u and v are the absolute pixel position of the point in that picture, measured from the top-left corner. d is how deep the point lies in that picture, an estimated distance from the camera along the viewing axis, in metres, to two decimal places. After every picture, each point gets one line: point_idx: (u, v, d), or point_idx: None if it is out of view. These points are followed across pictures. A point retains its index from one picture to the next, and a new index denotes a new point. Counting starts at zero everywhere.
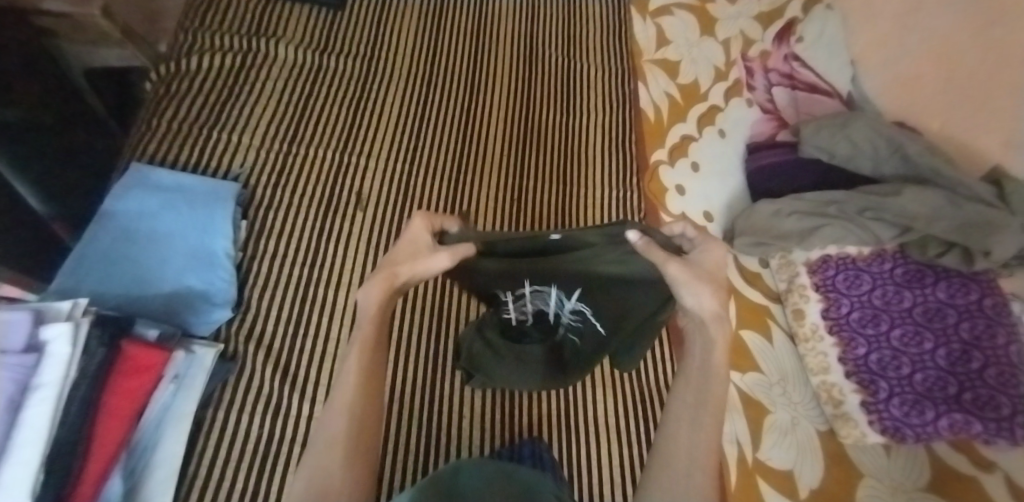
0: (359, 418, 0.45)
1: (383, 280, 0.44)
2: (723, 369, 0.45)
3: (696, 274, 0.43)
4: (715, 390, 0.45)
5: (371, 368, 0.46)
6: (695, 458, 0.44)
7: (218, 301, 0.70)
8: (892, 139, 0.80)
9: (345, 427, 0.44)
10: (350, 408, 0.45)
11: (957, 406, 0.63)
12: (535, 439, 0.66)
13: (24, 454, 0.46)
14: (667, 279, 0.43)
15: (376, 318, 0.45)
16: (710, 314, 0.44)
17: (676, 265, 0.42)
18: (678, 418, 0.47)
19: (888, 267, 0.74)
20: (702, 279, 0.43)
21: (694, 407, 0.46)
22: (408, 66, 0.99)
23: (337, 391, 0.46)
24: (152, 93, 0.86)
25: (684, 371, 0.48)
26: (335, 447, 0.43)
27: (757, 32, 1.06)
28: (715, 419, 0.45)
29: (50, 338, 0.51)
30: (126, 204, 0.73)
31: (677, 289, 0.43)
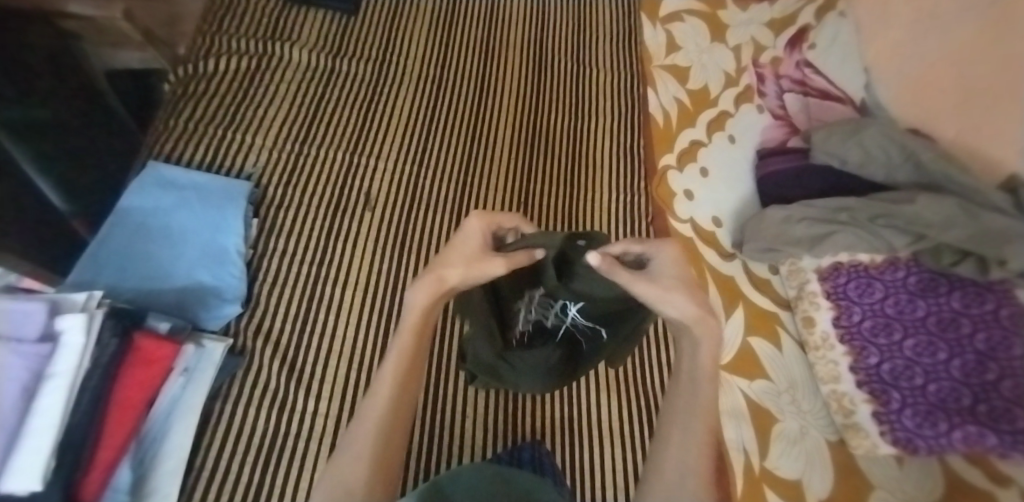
0: (387, 429, 0.47)
1: (432, 284, 0.46)
2: (710, 370, 0.47)
3: (662, 288, 0.44)
4: (703, 392, 0.48)
5: (404, 378, 0.48)
6: (688, 461, 0.46)
7: (228, 297, 0.71)
8: (905, 146, 0.79)
9: (374, 439, 0.46)
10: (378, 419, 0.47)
11: (972, 419, 0.61)
12: (536, 442, 0.64)
13: (35, 441, 0.47)
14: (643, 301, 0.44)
15: (416, 327, 0.47)
16: (693, 318, 0.45)
17: (641, 287, 0.43)
18: (671, 422, 0.49)
19: (902, 275, 0.72)
20: (670, 289, 0.44)
21: (684, 411, 0.48)
22: (418, 69, 1.01)
23: (369, 399, 0.48)
24: (170, 94, 0.89)
25: (676, 373, 0.50)
26: (360, 456, 0.46)
27: (768, 39, 1.06)
28: (706, 421, 0.48)
29: (65, 328, 0.52)
30: (143, 201, 0.75)
31: (657, 306, 0.44)
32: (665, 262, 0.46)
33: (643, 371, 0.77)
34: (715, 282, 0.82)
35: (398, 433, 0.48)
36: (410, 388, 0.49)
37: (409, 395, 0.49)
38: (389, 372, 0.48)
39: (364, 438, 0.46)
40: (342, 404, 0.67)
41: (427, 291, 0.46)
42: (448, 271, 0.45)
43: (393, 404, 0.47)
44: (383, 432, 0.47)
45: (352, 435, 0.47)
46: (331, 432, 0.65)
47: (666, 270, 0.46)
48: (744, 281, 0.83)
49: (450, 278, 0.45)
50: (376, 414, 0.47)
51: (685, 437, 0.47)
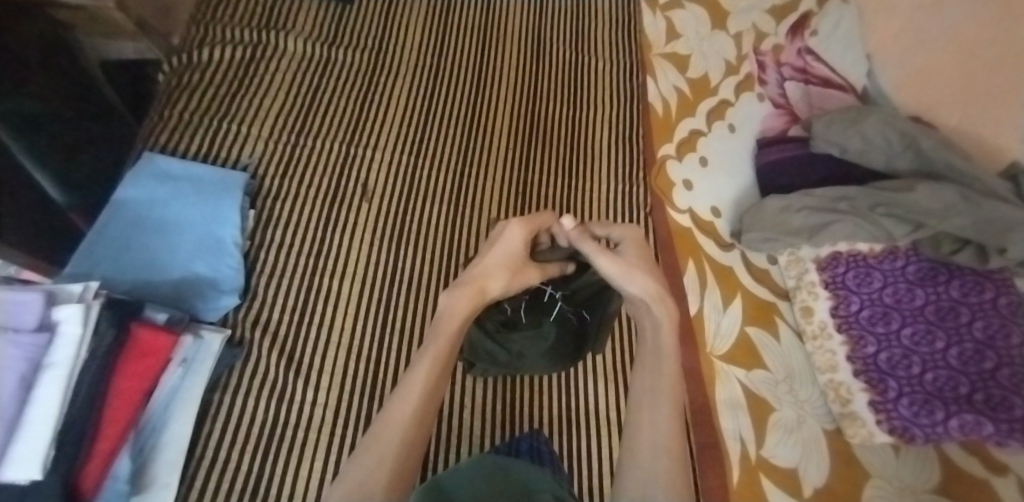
0: (408, 429, 0.46)
1: (472, 291, 0.54)
2: (672, 350, 0.52)
3: (625, 264, 0.55)
4: (669, 371, 0.51)
5: (431, 385, 0.49)
6: (662, 437, 0.47)
7: (226, 288, 0.71)
8: (906, 133, 0.77)
9: (394, 436, 0.45)
10: (399, 418, 0.46)
11: (968, 407, 0.61)
12: (534, 432, 0.64)
13: (35, 432, 0.47)
14: (605, 272, 0.56)
15: (449, 336, 0.51)
16: (651, 296, 0.54)
17: (605, 259, 0.55)
18: (641, 404, 0.50)
19: (900, 265, 0.72)
20: (630, 266, 0.55)
21: (652, 392, 0.50)
22: (415, 59, 1.00)
23: (392, 402, 0.48)
24: (164, 85, 0.88)
25: (640, 358, 0.54)
26: (384, 459, 0.44)
27: (770, 26, 1.05)
28: (672, 401, 0.49)
29: (62, 318, 0.52)
30: (138, 192, 0.75)
31: (616, 280, 0.55)
32: (629, 245, 0.58)
33: (613, 350, 0.77)
34: (711, 273, 0.82)
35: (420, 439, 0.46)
36: (434, 398, 0.49)
37: (433, 401, 0.49)
38: (416, 375, 0.49)
39: (386, 436, 0.45)
40: (341, 395, 0.68)
41: (467, 297, 0.53)
42: (491, 282, 0.54)
43: (418, 405, 0.47)
44: (406, 432, 0.46)
45: (371, 436, 0.46)
46: (330, 422, 0.65)
47: (631, 252, 0.57)
48: (741, 271, 0.83)
49: (489, 288, 0.54)
50: (399, 415, 0.47)
51: (655, 416, 0.48)
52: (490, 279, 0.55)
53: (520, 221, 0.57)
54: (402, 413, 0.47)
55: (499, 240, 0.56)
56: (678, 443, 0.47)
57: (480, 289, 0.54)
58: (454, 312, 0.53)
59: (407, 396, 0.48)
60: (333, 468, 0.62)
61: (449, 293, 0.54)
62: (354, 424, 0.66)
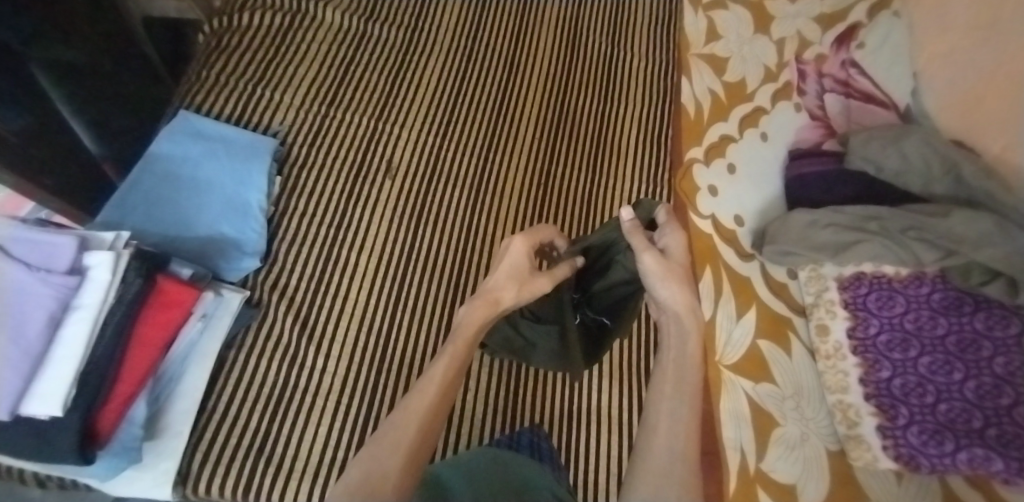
0: (421, 421, 0.45)
1: (486, 305, 0.54)
2: (696, 361, 0.51)
3: (664, 267, 0.55)
4: (691, 380, 0.50)
5: (449, 378, 0.48)
6: (679, 446, 0.46)
7: (248, 251, 0.73)
8: (947, 157, 0.76)
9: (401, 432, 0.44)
10: (413, 413, 0.45)
11: (980, 441, 0.60)
12: (534, 427, 0.64)
13: (59, 369, 0.49)
14: (642, 266, 0.56)
15: (467, 340, 0.51)
16: (683, 306, 0.54)
17: (648, 255, 0.55)
18: (659, 411, 0.49)
19: (925, 291, 0.70)
20: (669, 270, 0.55)
21: (672, 399, 0.49)
22: (449, 39, 1.00)
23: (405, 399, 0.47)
24: (204, 45, 0.90)
25: (661, 365, 0.53)
26: (398, 449, 0.42)
27: (815, 34, 1.02)
28: (692, 412, 0.48)
29: (93, 264, 0.54)
30: (171, 149, 0.77)
31: (654, 281, 0.56)
32: (675, 243, 0.58)
33: (627, 346, 0.77)
34: (728, 281, 0.81)
35: (431, 436, 0.45)
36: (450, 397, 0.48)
37: (444, 401, 0.47)
38: (433, 373, 0.49)
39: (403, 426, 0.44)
40: (350, 365, 0.69)
41: (482, 308, 0.54)
42: (503, 293, 0.55)
43: (432, 399, 0.46)
44: (421, 423, 0.45)
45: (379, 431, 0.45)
46: (337, 390, 0.67)
47: (673, 253, 0.57)
48: (759, 284, 0.82)
49: (503, 299, 0.54)
50: (417, 408, 0.46)
51: (674, 424, 0.47)
52: (504, 291, 0.55)
53: (523, 237, 0.57)
54: (413, 408, 0.46)
55: (506, 254, 0.56)
56: (696, 456, 0.46)
57: (495, 301, 0.54)
58: (471, 322, 0.53)
59: (419, 397, 0.47)
60: (337, 434, 0.64)
61: (466, 305, 0.54)
62: (359, 395, 0.67)
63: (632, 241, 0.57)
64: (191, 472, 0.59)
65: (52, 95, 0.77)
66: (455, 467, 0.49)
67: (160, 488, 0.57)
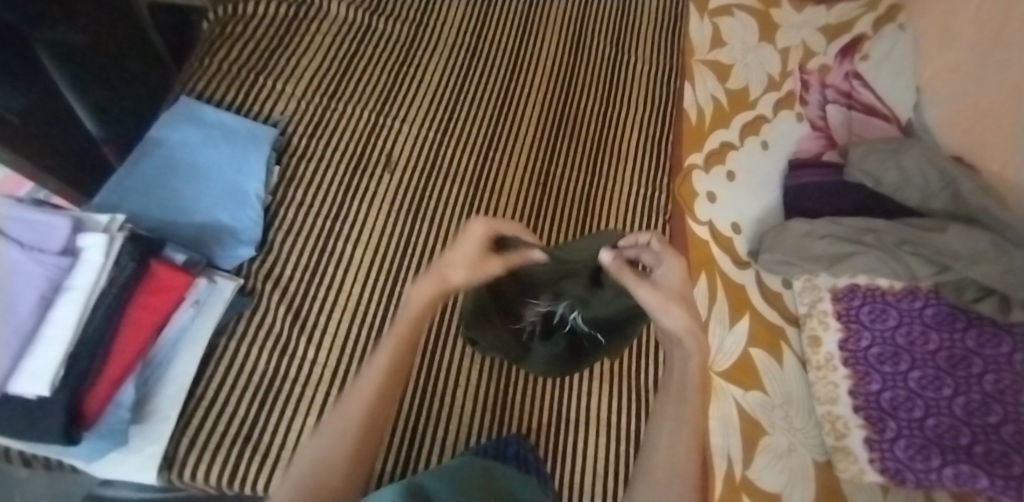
0: (369, 418, 0.46)
1: (434, 285, 0.43)
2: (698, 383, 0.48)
3: (664, 296, 0.45)
4: (693, 403, 0.49)
5: (395, 362, 0.47)
6: (677, 467, 0.48)
7: (243, 239, 0.73)
8: (945, 173, 0.76)
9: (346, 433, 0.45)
10: (357, 411, 0.45)
11: (966, 458, 0.60)
12: (521, 438, 0.64)
13: (48, 350, 0.50)
14: (638, 302, 0.45)
15: (411, 323, 0.45)
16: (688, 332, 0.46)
17: (645, 289, 0.45)
18: (660, 429, 0.50)
19: (919, 306, 0.71)
20: (668, 297, 0.45)
21: (674, 420, 0.49)
22: (454, 36, 1.00)
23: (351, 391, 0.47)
24: (207, 32, 0.90)
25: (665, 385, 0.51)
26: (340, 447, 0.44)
27: (820, 45, 1.02)
28: (692, 432, 0.49)
29: (86, 246, 0.54)
30: (172, 135, 0.77)
31: (654, 314, 0.46)
32: (672, 271, 0.47)
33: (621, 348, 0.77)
34: (723, 288, 0.81)
35: (379, 427, 0.47)
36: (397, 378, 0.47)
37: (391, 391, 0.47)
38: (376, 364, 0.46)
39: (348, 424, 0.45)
40: (339, 356, 0.69)
41: (430, 289, 0.43)
42: (455, 274, 0.43)
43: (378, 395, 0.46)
44: (364, 419, 0.45)
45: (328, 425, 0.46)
46: (326, 382, 0.67)
47: (670, 281, 0.47)
48: (754, 292, 0.82)
49: (454, 280, 0.43)
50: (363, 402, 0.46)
51: (673, 446, 0.49)
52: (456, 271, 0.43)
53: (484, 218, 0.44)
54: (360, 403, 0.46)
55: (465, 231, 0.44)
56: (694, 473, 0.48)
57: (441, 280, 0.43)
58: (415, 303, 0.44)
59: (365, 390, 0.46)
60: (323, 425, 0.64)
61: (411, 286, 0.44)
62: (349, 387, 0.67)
63: (621, 279, 0.46)
64: (178, 457, 0.59)
65: (55, 75, 0.77)
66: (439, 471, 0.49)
67: (146, 471, 0.57)
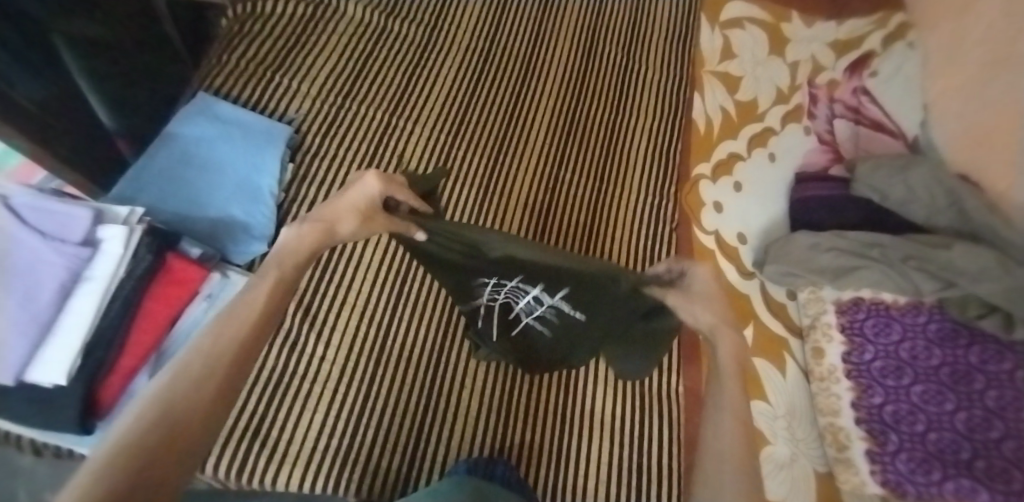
0: (225, 382, 0.34)
1: (320, 231, 0.46)
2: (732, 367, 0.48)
3: (688, 297, 0.49)
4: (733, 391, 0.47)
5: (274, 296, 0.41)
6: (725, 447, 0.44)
7: (257, 235, 0.72)
8: (952, 191, 0.77)
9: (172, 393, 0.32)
10: (224, 347, 0.36)
11: (967, 473, 0.61)
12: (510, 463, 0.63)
13: (66, 339, 0.50)
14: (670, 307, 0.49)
15: (291, 264, 0.43)
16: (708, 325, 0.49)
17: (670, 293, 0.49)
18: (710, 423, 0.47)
19: (922, 320, 0.71)
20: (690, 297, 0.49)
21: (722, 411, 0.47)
22: (468, 41, 1.01)
23: (186, 353, 0.36)
24: (226, 29, 0.91)
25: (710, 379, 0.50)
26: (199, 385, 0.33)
27: (829, 60, 1.04)
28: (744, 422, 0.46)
29: (106, 237, 0.55)
30: (190, 131, 0.78)
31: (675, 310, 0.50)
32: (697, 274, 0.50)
33: None
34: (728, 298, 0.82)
35: (228, 399, 0.34)
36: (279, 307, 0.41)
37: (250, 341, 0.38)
38: (237, 315, 0.38)
39: (188, 371, 0.33)
40: (348, 355, 0.70)
41: (312, 236, 0.46)
42: (340, 224, 0.47)
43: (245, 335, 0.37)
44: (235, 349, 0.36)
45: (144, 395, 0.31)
46: (334, 380, 0.68)
47: (697, 285, 0.49)
48: (758, 303, 0.83)
49: (341, 229, 0.47)
50: (220, 349, 0.36)
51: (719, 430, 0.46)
52: (343, 220, 0.47)
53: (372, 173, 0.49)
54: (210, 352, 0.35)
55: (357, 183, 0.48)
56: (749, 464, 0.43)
57: (328, 228, 0.46)
58: (297, 247, 0.45)
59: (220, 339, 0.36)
60: (331, 421, 0.65)
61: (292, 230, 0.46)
62: (357, 383, 0.69)
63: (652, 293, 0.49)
64: None
65: (70, 68, 0.78)
66: (429, 497, 0.50)
67: None
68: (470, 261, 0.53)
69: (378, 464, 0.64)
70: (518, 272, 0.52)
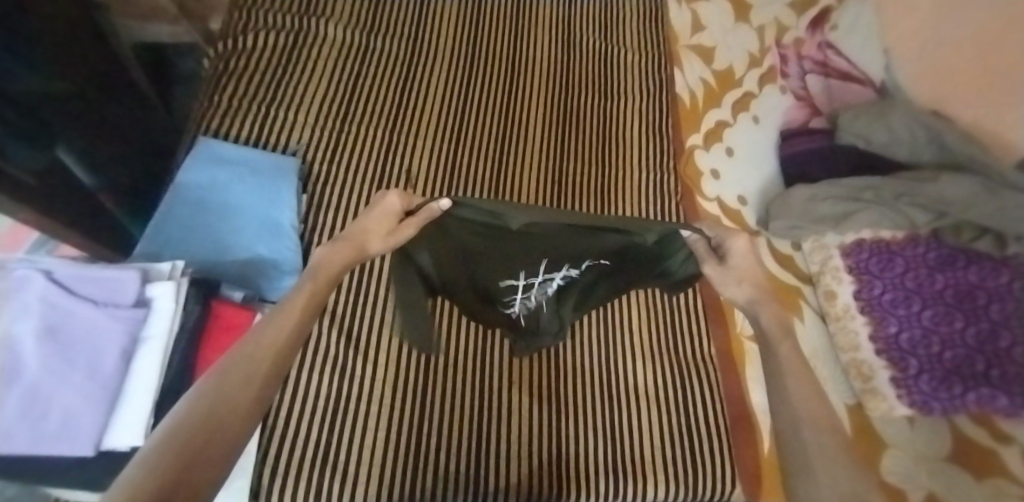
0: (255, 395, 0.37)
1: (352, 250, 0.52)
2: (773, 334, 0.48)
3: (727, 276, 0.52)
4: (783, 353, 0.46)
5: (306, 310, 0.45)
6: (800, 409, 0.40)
7: (286, 269, 0.73)
8: (929, 127, 0.84)
9: (188, 431, 0.32)
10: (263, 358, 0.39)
11: (984, 382, 0.67)
12: None
13: (139, 402, 0.52)
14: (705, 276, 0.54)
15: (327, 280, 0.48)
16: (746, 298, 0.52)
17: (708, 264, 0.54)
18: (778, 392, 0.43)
19: (921, 251, 0.77)
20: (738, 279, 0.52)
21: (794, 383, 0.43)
22: (450, 48, 1.02)
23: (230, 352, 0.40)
24: (211, 70, 0.89)
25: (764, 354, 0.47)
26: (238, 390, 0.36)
27: (791, 19, 1.08)
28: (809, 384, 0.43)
29: (155, 296, 0.57)
30: (196, 176, 0.76)
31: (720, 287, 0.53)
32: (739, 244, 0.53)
33: (661, 323, 0.81)
34: None
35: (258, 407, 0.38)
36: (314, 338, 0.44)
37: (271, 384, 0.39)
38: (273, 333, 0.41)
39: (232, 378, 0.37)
40: (396, 369, 0.71)
41: (346, 250, 0.52)
42: (371, 242, 0.52)
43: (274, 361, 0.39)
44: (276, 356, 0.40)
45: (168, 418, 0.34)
46: (389, 396, 0.69)
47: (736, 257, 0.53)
48: (769, 259, 0.85)
49: (371, 246, 0.52)
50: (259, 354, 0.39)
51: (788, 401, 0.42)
52: (373, 237, 0.52)
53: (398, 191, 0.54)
54: (236, 390, 0.36)
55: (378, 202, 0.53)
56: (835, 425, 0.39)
57: (359, 247, 0.52)
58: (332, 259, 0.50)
59: (245, 360, 0.39)
60: (395, 439, 0.67)
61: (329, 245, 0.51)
62: (411, 399, 0.70)
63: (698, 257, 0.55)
64: (261, 488, 0.60)
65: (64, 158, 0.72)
66: None
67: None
68: (500, 254, 0.59)
69: (448, 469, 0.66)
70: (542, 257, 0.59)
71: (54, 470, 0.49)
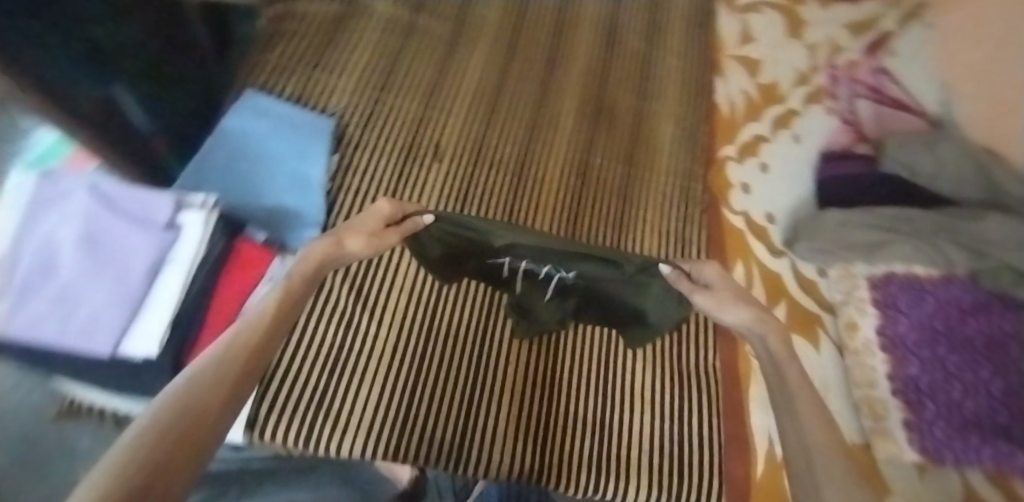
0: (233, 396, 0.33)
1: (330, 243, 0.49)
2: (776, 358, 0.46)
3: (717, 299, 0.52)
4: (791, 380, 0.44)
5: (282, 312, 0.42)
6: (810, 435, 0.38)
7: (308, 221, 0.75)
8: (981, 166, 0.80)
9: (176, 414, 0.29)
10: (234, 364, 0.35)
11: (1005, 438, 0.61)
12: None
13: (155, 316, 0.55)
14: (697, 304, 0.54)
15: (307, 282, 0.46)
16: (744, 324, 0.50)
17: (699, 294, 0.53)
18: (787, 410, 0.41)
19: (956, 293, 0.71)
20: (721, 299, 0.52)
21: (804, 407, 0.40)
22: (494, 33, 1.05)
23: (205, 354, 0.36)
24: (286, 40, 0.99)
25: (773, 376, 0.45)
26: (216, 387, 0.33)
27: (846, 40, 1.06)
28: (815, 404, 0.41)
29: (186, 222, 0.61)
30: (240, 124, 0.80)
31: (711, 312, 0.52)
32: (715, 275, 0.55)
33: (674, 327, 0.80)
34: (760, 277, 0.84)
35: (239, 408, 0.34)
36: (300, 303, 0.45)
37: (247, 383, 0.35)
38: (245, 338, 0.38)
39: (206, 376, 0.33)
40: (400, 331, 0.73)
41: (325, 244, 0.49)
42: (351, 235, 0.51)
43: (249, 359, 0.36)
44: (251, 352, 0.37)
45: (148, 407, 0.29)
46: (387, 357, 0.70)
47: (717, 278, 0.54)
48: (790, 281, 0.83)
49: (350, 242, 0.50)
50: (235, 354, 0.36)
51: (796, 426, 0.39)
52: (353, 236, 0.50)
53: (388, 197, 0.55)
54: (207, 391, 0.32)
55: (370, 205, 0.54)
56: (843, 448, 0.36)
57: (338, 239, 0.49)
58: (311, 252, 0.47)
59: (221, 355, 0.36)
60: (382, 401, 0.67)
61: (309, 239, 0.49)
62: (405, 364, 0.70)
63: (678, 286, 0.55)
64: (258, 418, 0.63)
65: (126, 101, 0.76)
66: None
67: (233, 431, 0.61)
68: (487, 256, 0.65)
69: (432, 434, 0.66)
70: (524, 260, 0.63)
71: (73, 362, 0.52)
